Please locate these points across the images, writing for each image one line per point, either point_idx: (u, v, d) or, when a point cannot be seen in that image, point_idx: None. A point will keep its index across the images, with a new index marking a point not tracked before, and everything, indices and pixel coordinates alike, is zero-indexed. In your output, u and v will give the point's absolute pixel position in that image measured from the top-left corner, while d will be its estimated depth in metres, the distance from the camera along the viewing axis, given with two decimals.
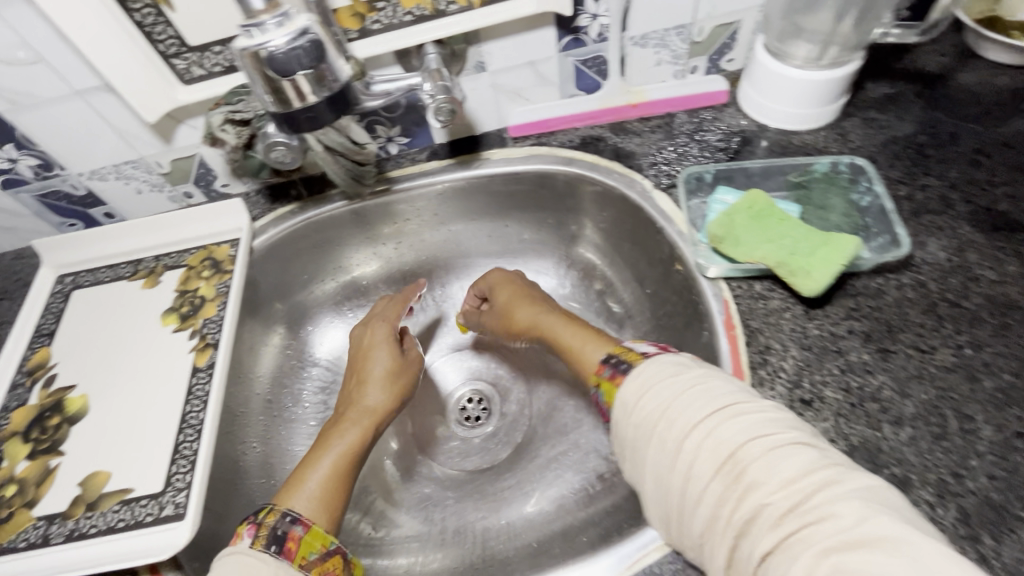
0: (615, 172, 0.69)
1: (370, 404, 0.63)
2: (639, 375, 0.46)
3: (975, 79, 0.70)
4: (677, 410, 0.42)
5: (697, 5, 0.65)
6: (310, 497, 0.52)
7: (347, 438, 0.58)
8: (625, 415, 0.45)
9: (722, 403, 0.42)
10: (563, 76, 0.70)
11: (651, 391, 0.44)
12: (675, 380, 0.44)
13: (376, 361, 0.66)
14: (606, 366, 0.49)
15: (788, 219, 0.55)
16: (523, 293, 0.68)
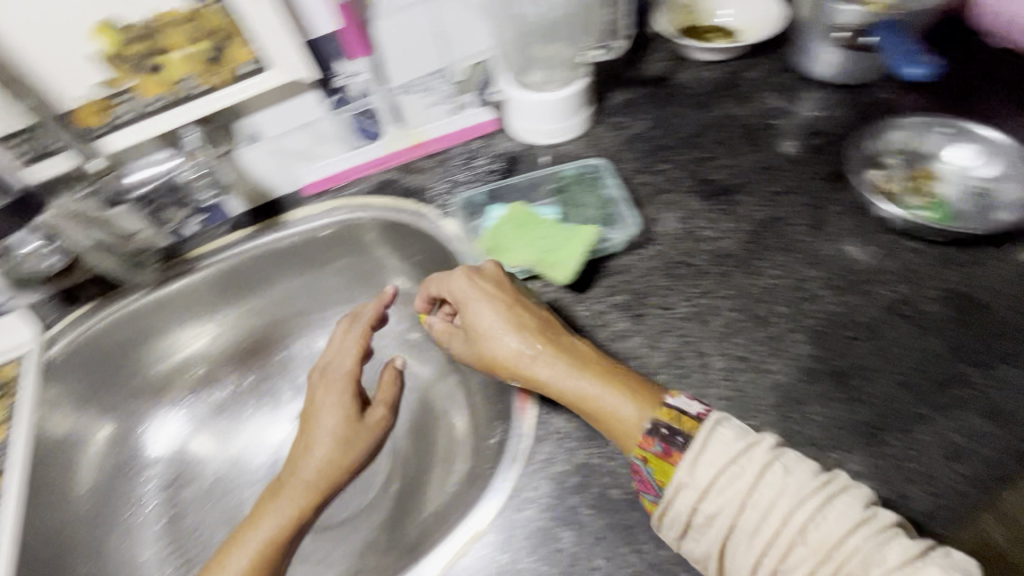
0: (408, 209, 0.74)
1: (308, 475, 0.57)
2: (697, 450, 0.42)
3: (690, 76, 0.84)
4: (756, 503, 0.39)
5: (444, 52, 0.74)
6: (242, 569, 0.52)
7: (283, 513, 0.56)
8: (688, 505, 0.40)
9: (811, 491, 0.39)
10: (342, 132, 0.75)
11: (705, 474, 0.41)
12: (739, 464, 0.40)
13: (325, 421, 0.60)
14: (657, 440, 0.44)
15: (541, 224, 0.64)
16: (512, 311, 0.55)
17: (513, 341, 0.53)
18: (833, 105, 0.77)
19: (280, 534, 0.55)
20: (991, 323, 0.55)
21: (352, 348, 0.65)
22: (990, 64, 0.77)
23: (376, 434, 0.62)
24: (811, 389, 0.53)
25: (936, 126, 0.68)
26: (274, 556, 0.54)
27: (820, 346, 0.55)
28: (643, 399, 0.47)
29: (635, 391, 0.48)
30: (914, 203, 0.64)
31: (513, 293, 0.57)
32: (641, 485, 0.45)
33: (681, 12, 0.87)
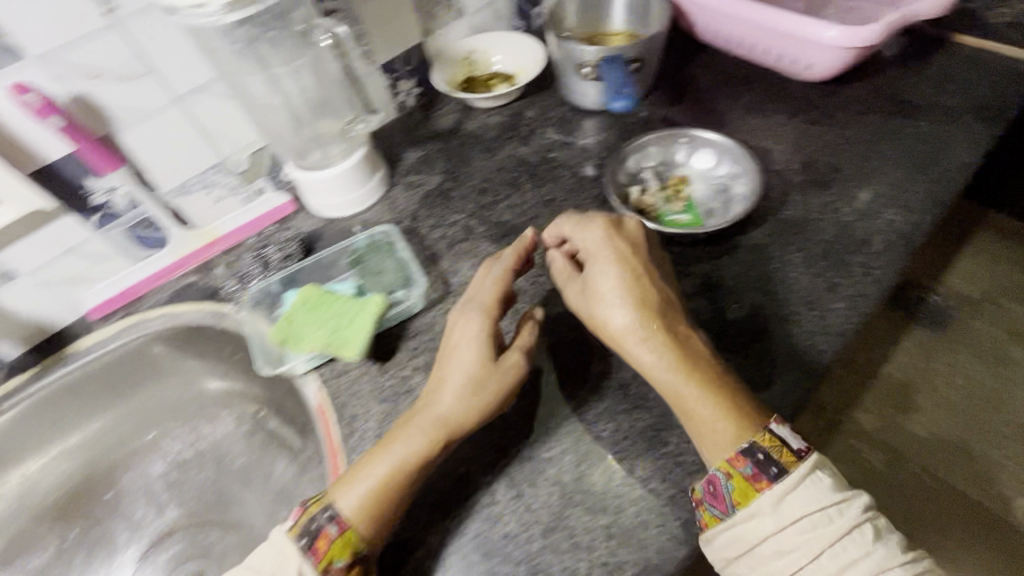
0: (208, 309, 0.72)
1: (443, 411, 0.51)
2: (789, 490, 0.44)
3: (477, 124, 0.89)
4: (837, 555, 0.41)
5: (217, 147, 0.73)
6: (357, 504, 0.48)
7: (411, 448, 0.50)
8: (758, 533, 0.43)
9: (888, 566, 0.41)
10: (120, 247, 0.72)
11: (789, 513, 0.43)
12: (831, 521, 0.42)
13: (449, 365, 0.53)
14: (749, 462, 0.45)
15: (332, 305, 0.63)
16: (632, 284, 0.53)
17: (624, 318, 0.52)
18: (603, 130, 0.84)
19: (408, 476, 0.50)
20: (742, 305, 0.62)
21: (489, 290, 0.56)
22: (721, 72, 0.88)
23: (512, 378, 0.52)
24: (599, 406, 0.56)
25: (674, 141, 0.76)
26: (391, 504, 0.49)
27: (603, 362, 0.59)
28: (739, 421, 0.47)
29: (731, 411, 0.48)
30: (675, 210, 0.72)
31: (646, 264, 0.55)
32: (707, 496, 0.47)
33: (459, 66, 0.92)
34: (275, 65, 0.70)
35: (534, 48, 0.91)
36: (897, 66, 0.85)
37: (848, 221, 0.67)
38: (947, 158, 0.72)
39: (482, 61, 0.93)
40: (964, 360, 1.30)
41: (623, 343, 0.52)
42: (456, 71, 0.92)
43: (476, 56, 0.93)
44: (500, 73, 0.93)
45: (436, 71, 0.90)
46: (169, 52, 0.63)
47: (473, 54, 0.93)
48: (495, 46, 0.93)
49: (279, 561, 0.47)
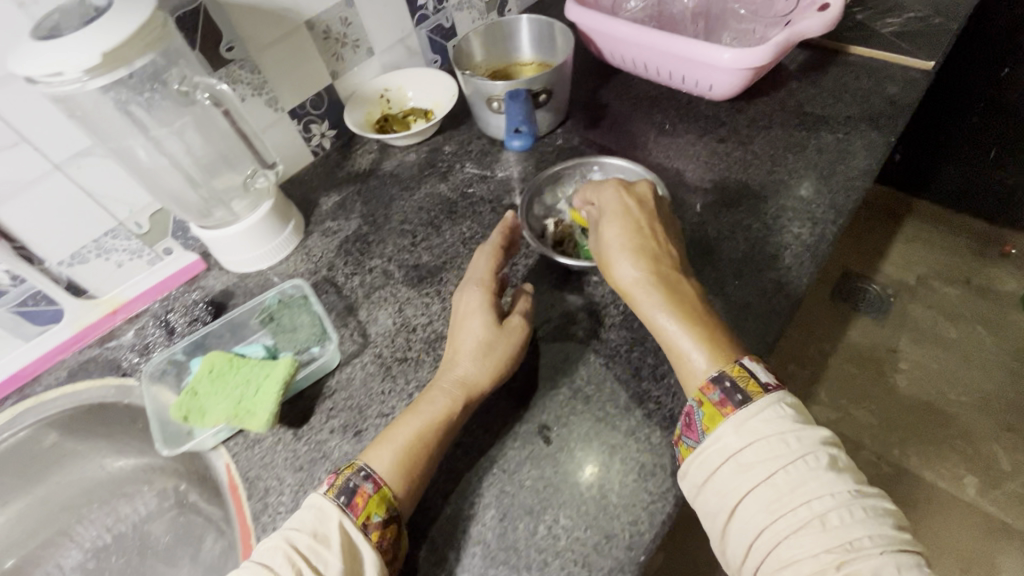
0: (111, 386, 0.67)
1: (461, 373, 0.56)
2: (754, 417, 0.45)
3: (395, 162, 0.87)
4: (790, 476, 0.42)
5: (112, 211, 0.68)
6: (390, 461, 0.50)
7: (436, 408, 0.53)
8: (722, 455, 0.44)
9: (836, 490, 0.41)
10: (9, 326, 0.67)
11: (750, 435, 0.44)
12: (789, 445, 0.43)
13: (463, 329, 0.58)
14: (716, 388, 0.47)
15: (238, 372, 0.60)
16: (637, 236, 0.56)
17: (632, 270, 0.54)
18: (522, 160, 0.84)
19: (436, 433, 0.52)
20: None
21: (483, 268, 0.62)
22: (634, 96, 0.89)
23: (516, 339, 0.58)
24: (521, 453, 0.55)
25: (586, 171, 0.76)
26: (421, 462, 0.51)
27: (525, 407, 0.58)
28: (715, 354, 0.49)
29: (713, 345, 0.50)
30: None
31: (649, 218, 0.58)
32: (685, 428, 0.49)
33: (374, 105, 0.90)
34: (156, 128, 0.64)
35: (447, 81, 0.89)
36: (797, 81, 0.88)
37: (758, 238, 0.69)
38: (848, 167, 0.75)
39: (399, 96, 0.91)
40: (906, 345, 1.35)
41: (625, 294, 0.55)
42: (372, 109, 0.89)
43: (391, 93, 0.91)
44: (417, 109, 0.91)
45: (349, 111, 0.87)
46: (37, 121, 0.58)
47: (387, 91, 0.90)
48: (409, 82, 0.91)
49: (302, 523, 0.47)
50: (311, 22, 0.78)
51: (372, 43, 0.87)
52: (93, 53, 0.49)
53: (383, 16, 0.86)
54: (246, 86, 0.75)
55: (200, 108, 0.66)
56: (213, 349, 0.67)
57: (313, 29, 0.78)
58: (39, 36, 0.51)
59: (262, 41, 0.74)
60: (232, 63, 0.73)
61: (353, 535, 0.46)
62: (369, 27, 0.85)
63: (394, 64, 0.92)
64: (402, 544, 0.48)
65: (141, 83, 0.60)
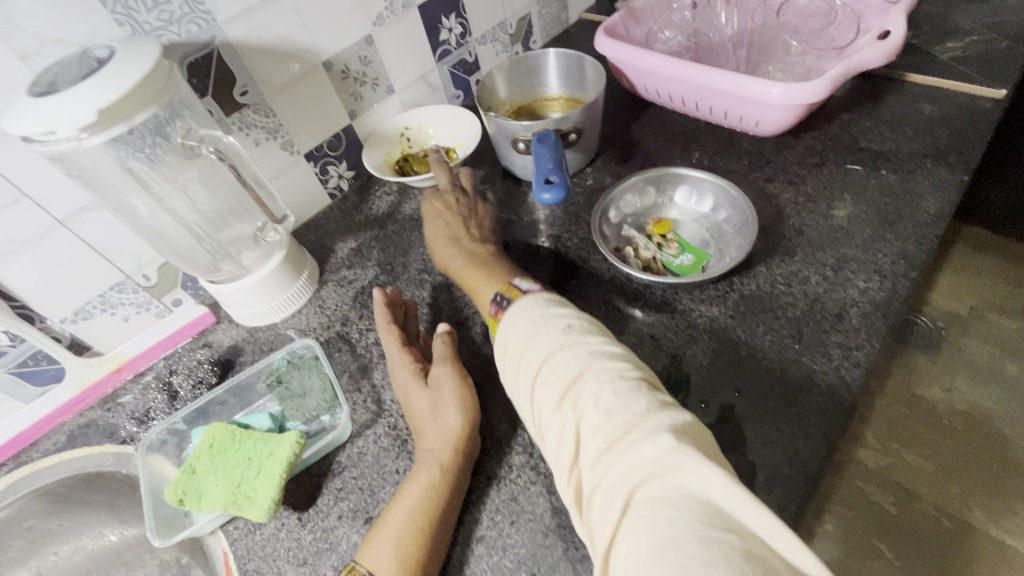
0: (110, 453, 0.63)
1: (431, 444, 0.51)
2: (513, 312, 0.49)
3: (414, 204, 0.82)
4: (533, 346, 0.45)
5: (118, 264, 0.64)
6: (384, 557, 0.45)
7: (419, 488, 0.48)
8: (508, 361, 0.47)
9: (594, 368, 0.42)
10: (7, 389, 0.63)
11: (519, 337, 0.47)
12: (536, 325, 0.47)
13: (411, 397, 0.55)
14: (492, 305, 0.53)
15: (240, 447, 0.55)
16: (445, 224, 0.68)
17: (447, 256, 0.66)
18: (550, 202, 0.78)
19: (425, 511, 0.47)
20: (710, 405, 0.55)
21: (391, 346, 0.59)
22: (669, 131, 0.83)
23: (450, 383, 0.53)
24: (554, 554, 0.47)
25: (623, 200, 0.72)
26: (422, 551, 0.45)
27: (557, 495, 0.50)
28: (494, 283, 0.59)
29: (495, 279, 0.59)
30: (674, 255, 0.68)
31: (456, 211, 0.70)
32: None
33: (394, 143, 0.84)
34: (157, 184, 0.60)
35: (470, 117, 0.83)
36: (848, 112, 0.81)
37: (818, 293, 0.61)
38: (916, 210, 0.67)
39: (420, 135, 0.86)
40: (964, 384, 1.23)
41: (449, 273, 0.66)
42: (391, 149, 0.84)
43: (412, 132, 0.85)
44: (439, 147, 0.85)
45: (368, 150, 0.81)
46: (36, 177, 0.55)
47: (407, 129, 0.85)
48: (431, 120, 0.86)
49: None
50: (329, 61, 0.74)
51: (392, 80, 0.83)
52: (88, 110, 0.45)
53: (404, 52, 0.82)
54: (260, 130, 0.71)
55: (205, 159, 0.62)
56: (216, 418, 0.62)
57: (331, 69, 0.74)
58: (35, 93, 0.47)
59: (276, 85, 0.70)
60: (246, 108, 0.68)
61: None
62: (389, 64, 0.81)
63: (415, 101, 0.88)
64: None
65: (142, 139, 0.55)
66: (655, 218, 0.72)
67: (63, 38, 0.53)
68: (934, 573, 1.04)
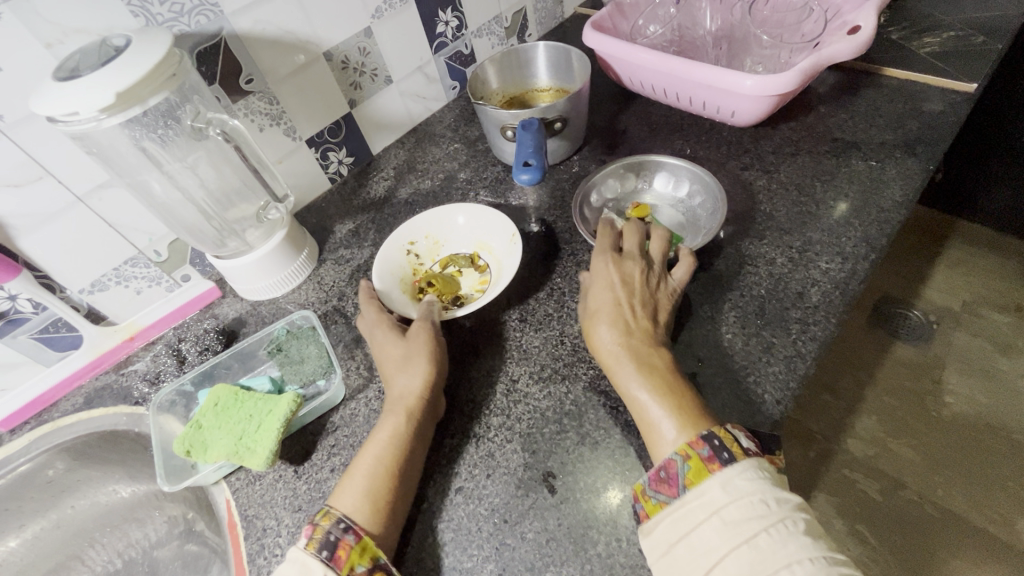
0: (124, 413, 0.69)
1: (398, 393, 0.56)
2: (743, 473, 0.44)
3: (410, 189, 0.87)
4: (764, 519, 0.42)
5: (130, 240, 0.69)
6: (358, 499, 0.49)
7: (386, 432, 0.53)
8: (706, 511, 0.43)
9: (815, 555, 0.40)
10: (29, 353, 0.68)
11: (736, 491, 0.43)
12: (768, 497, 0.43)
13: (384, 348, 0.60)
14: (705, 445, 0.46)
15: (242, 405, 0.60)
16: (619, 303, 0.57)
17: (609, 338, 0.55)
18: (537, 188, 0.82)
19: (393, 455, 0.51)
20: None
21: (370, 318, 0.63)
22: (654, 122, 0.87)
23: (424, 339, 0.58)
24: (524, 503, 0.52)
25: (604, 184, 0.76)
26: (391, 492, 0.50)
27: (530, 452, 0.55)
28: (684, 421, 0.49)
29: (683, 412, 0.49)
30: None
31: (632, 290, 0.58)
32: (658, 481, 0.46)
33: (403, 263, 0.71)
34: (169, 162, 0.65)
35: (492, 212, 0.73)
36: (826, 105, 0.84)
37: (782, 273, 0.65)
38: (883, 197, 0.70)
39: (431, 246, 0.74)
40: (949, 376, 1.26)
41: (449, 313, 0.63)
42: (405, 273, 0.70)
43: (419, 246, 0.73)
44: (456, 255, 0.72)
45: (383, 282, 0.67)
46: (57, 155, 0.60)
47: (413, 244, 0.73)
48: (436, 227, 0.74)
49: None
50: (329, 52, 0.78)
51: (390, 71, 0.87)
52: (108, 93, 0.50)
53: (402, 44, 0.86)
54: (264, 116, 0.75)
55: (212, 141, 0.67)
56: (221, 381, 0.67)
57: (331, 59, 0.79)
58: (59, 77, 0.52)
59: (279, 74, 0.74)
60: (251, 95, 0.73)
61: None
62: (388, 55, 0.85)
63: (413, 91, 0.92)
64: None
65: (155, 121, 0.60)
66: (635, 202, 0.76)
67: (83, 27, 0.58)
68: (911, 555, 1.07)
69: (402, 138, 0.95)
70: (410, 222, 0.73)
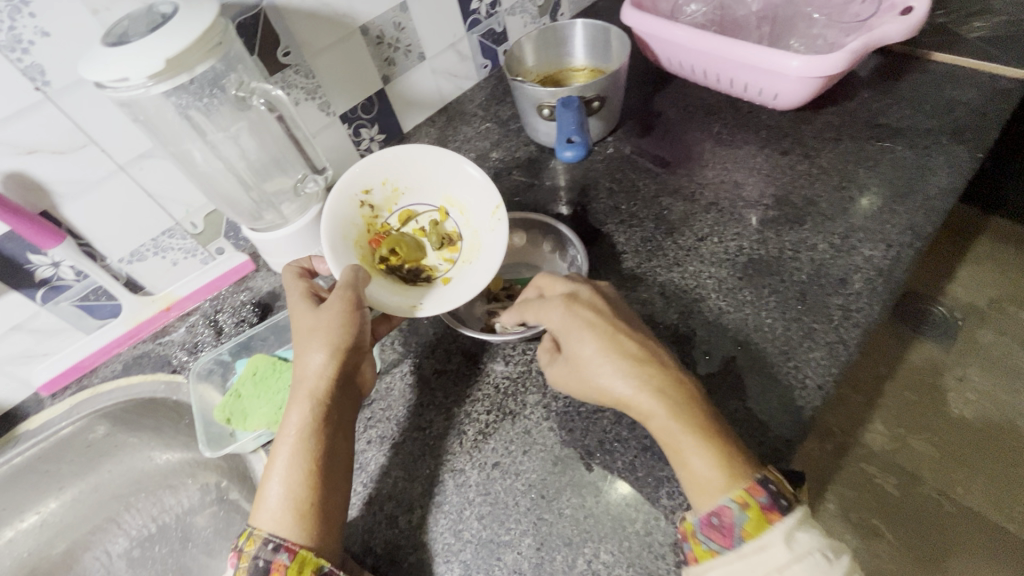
0: (162, 381, 0.70)
1: (305, 380, 0.52)
2: (801, 529, 0.40)
3: None
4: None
5: (170, 211, 0.70)
6: (279, 510, 0.47)
7: (294, 431, 0.50)
8: (768, 568, 0.39)
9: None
10: (71, 320, 0.70)
11: (799, 549, 0.40)
12: (829, 558, 0.40)
13: (298, 316, 0.55)
14: (763, 492, 0.42)
15: (281, 376, 0.61)
16: (611, 341, 0.49)
17: (626, 383, 0.47)
18: (570, 168, 0.81)
19: (309, 455, 0.49)
20: (713, 357, 0.59)
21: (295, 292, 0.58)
22: (690, 104, 0.85)
23: (332, 318, 0.53)
24: (561, 480, 0.52)
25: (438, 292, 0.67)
26: (314, 493, 0.48)
27: (566, 430, 0.55)
28: (729, 465, 0.43)
29: (727, 456, 0.44)
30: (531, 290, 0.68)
31: (614, 322, 0.51)
32: (710, 526, 0.42)
33: (355, 219, 0.64)
34: (211, 132, 0.65)
35: (474, 169, 0.65)
36: (870, 89, 0.82)
37: (824, 260, 0.64)
38: (928, 184, 0.69)
39: (388, 198, 0.66)
40: (974, 373, 1.23)
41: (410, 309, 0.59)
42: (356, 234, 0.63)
43: (375, 195, 0.66)
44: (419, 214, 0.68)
45: (334, 248, 0.60)
46: (102, 123, 0.60)
47: (369, 192, 0.65)
48: (400, 172, 0.66)
49: None
50: (366, 26, 0.77)
51: (424, 47, 0.86)
52: (157, 60, 0.50)
53: (437, 20, 0.84)
54: (300, 90, 0.75)
55: (253, 112, 0.67)
56: (258, 352, 0.68)
57: (367, 34, 0.78)
58: (108, 43, 0.52)
59: (317, 47, 0.74)
60: (288, 68, 0.73)
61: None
62: (422, 31, 0.84)
63: (445, 69, 0.91)
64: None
65: (201, 89, 0.60)
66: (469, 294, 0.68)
67: None
68: (929, 551, 1.07)
69: (432, 117, 0.94)
70: (366, 166, 0.64)
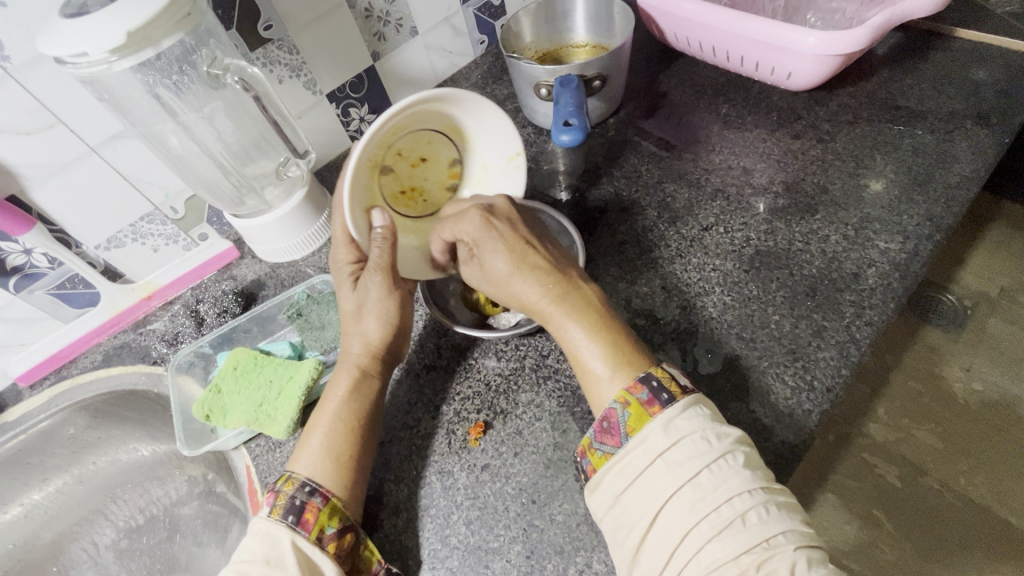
0: (143, 373, 0.68)
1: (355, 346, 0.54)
2: (680, 414, 0.41)
3: None
4: (705, 458, 0.39)
5: (146, 195, 0.66)
6: (318, 456, 0.47)
7: (339, 394, 0.51)
8: (649, 456, 0.40)
9: (754, 487, 0.38)
10: (48, 309, 0.67)
11: (677, 432, 0.40)
12: (709, 441, 0.40)
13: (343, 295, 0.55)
14: (643, 387, 0.43)
15: (264, 370, 0.58)
16: (518, 252, 0.49)
17: (530, 292, 0.48)
18: (569, 151, 0.77)
19: (352, 412, 0.50)
20: (717, 354, 0.56)
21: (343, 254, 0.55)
22: (697, 83, 0.81)
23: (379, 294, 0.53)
24: (553, 484, 0.50)
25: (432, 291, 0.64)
26: (353, 448, 0.48)
27: (559, 432, 0.53)
28: (619, 359, 0.45)
29: (619, 351, 0.46)
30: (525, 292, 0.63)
31: (527, 232, 0.51)
32: (601, 432, 0.43)
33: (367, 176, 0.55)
34: (184, 112, 0.61)
35: (497, 113, 0.59)
36: (890, 69, 0.77)
37: (836, 252, 0.60)
38: (949, 172, 0.65)
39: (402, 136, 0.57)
40: (982, 363, 1.19)
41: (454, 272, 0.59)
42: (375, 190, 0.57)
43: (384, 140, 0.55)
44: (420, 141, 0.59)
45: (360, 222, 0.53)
46: (69, 102, 0.57)
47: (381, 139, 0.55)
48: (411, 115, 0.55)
49: (264, 544, 0.43)
50: None
51: (416, 21, 0.81)
52: (118, 32, 0.46)
53: None
54: (283, 67, 0.71)
55: (229, 90, 0.63)
56: (240, 344, 0.66)
57: (354, 7, 0.73)
58: (66, 14, 0.48)
59: (300, 20, 0.69)
60: (269, 43, 0.69)
61: (308, 551, 0.42)
62: (413, 3, 0.79)
63: (439, 45, 0.86)
64: (369, 550, 0.46)
65: (169, 65, 0.56)
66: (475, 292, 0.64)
67: None
68: (928, 543, 1.05)
69: None
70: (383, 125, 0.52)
